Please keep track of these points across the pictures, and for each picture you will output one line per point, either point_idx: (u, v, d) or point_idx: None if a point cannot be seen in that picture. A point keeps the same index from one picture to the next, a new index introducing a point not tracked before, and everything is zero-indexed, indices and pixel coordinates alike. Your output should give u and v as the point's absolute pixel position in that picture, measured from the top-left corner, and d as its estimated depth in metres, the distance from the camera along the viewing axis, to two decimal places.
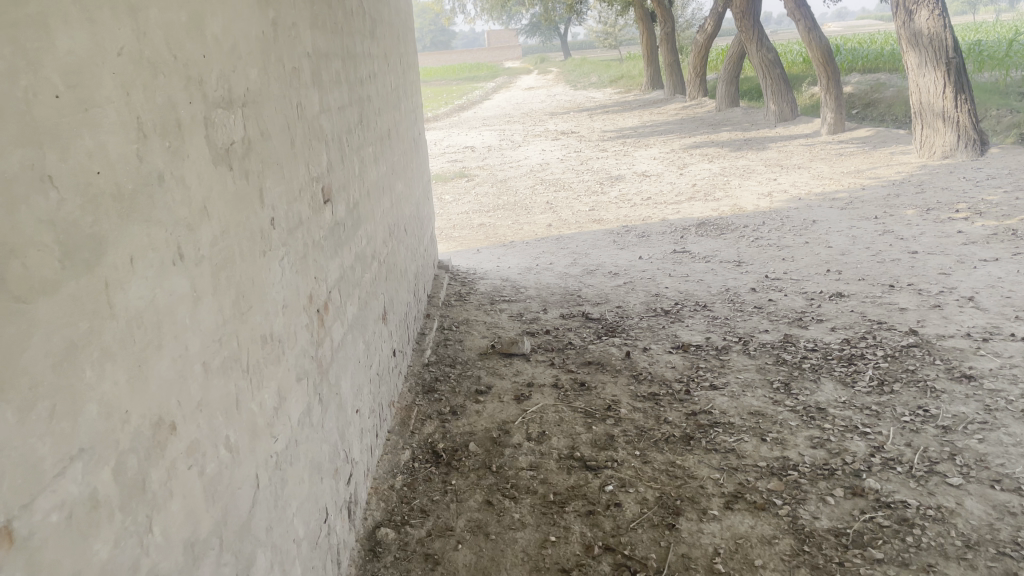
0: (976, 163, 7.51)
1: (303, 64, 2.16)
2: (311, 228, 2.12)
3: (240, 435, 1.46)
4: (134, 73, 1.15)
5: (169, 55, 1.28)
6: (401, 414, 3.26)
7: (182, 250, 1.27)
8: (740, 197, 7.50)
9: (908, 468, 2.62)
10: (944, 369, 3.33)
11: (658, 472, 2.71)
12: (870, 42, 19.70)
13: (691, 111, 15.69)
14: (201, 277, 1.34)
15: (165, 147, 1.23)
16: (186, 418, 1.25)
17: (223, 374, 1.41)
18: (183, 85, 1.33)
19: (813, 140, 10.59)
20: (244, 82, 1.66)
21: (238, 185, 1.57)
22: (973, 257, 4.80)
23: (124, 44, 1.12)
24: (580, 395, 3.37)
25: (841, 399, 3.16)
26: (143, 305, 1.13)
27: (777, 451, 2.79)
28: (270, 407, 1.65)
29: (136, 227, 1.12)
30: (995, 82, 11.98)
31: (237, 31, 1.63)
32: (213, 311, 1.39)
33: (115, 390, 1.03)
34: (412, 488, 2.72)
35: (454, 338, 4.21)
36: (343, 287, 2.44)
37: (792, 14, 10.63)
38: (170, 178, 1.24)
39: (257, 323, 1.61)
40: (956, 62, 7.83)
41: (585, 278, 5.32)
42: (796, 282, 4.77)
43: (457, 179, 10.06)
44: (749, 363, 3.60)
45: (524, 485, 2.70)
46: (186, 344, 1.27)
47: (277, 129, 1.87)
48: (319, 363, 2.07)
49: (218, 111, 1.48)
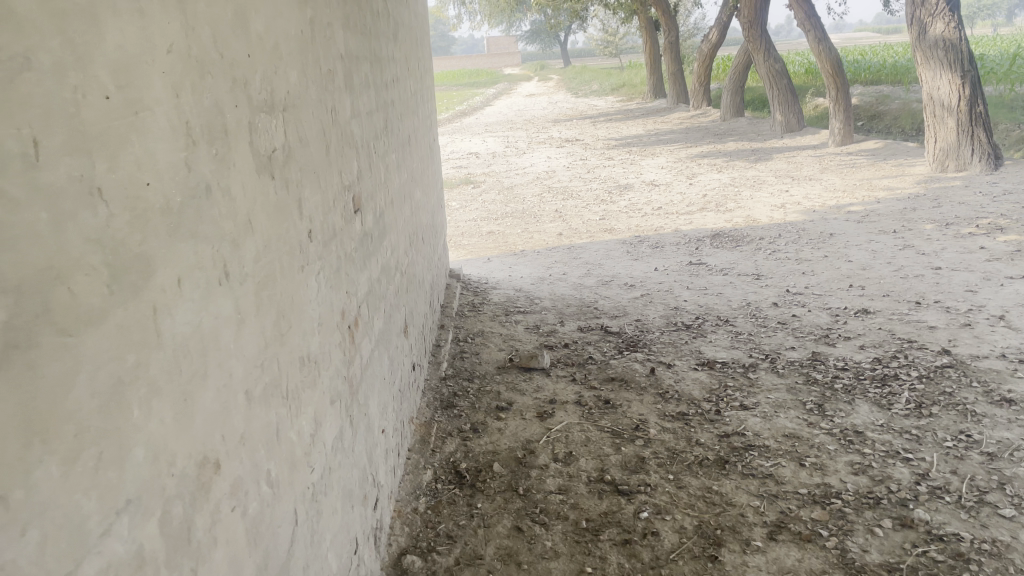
0: (990, 177, 7.43)
1: (336, 66, 2.04)
2: (343, 239, 2.00)
3: (280, 468, 1.34)
4: (183, 73, 1.03)
5: (216, 54, 1.16)
6: (421, 430, 3.14)
7: (227, 268, 1.15)
8: (752, 209, 7.40)
9: (957, 498, 2.51)
10: (983, 392, 3.22)
11: (694, 498, 2.59)
12: (872, 54, 19.68)
13: (694, 120, 15.63)
14: (244, 297, 1.22)
15: (212, 155, 1.11)
16: (229, 453, 1.13)
17: (265, 403, 1.29)
18: (230, 87, 1.22)
19: (821, 151, 10.50)
20: (285, 84, 1.54)
21: (279, 196, 1.45)
22: (999, 274, 4.71)
23: (173, 40, 1.01)
24: (606, 414, 3.25)
25: (878, 422, 3.04)
26: (190, 331, 1.01)
27: (817, 477, 2.67)
28: (307, 435, 1.52)
29: (184, 243, 1.01)
30: (1001, 96, 11.94)
31: (279, 29, 1.52)
32: (257, 333, 1.27)
33: (162, 429, 0.91)
34: (436, 512, 2.59)
35: (470, 351, 4.08)
36: (370, 300, 2.33)
37: (802, 24, 10.56)
38: (216, 188, 1.12)
39: (296, 344, 1.49)
40: (972, 75, 7.75)
41: (601, 289, 5.21)
42: (818, 297, 4.66)
43: (462, 186, 9.95)
44: (779, 382, 3.49)
45: (554, 510, 2.57)
46: (230, 371, 1.15)
47: (314, 135, 1.75)
48: (350, 383, 1.95)
49: (261, 115, 1.37)
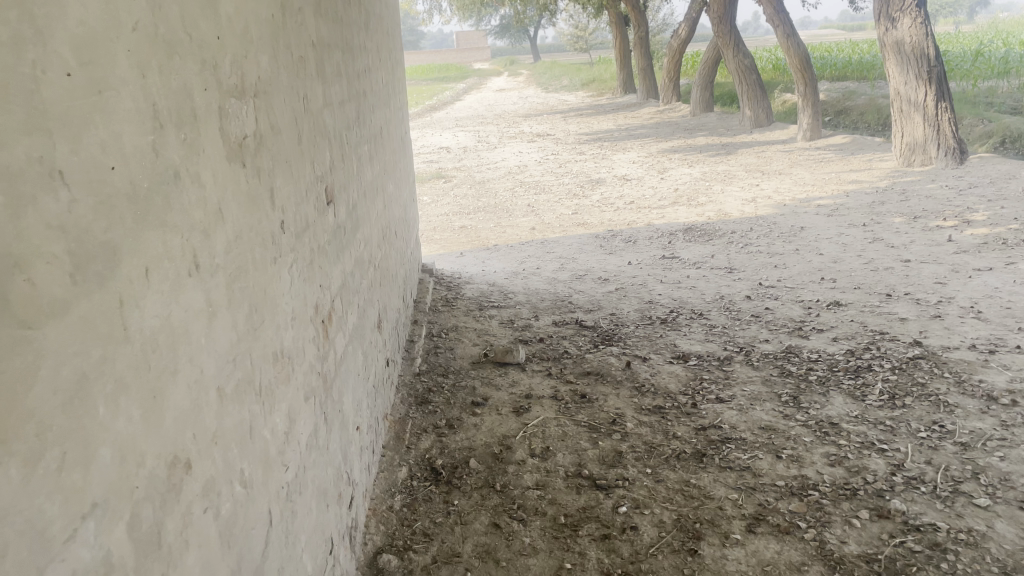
0: (956, 171, 7.52)
1: (308, 54, 1.99)
2: (316, 231, 1.94)
3: (253, 467, 1.29)
4: (149, 52, 0.98)
5: (183, 34, 1.11)
6: (396, 427, 3.09)
7: (197, 259, 1.10)
8: (724, 203, 7.42)
9: (932, 488, 2.52)
10: (955, 383, 3.25)
11: (672, 492, 2.57)
12: (838, 51, 19.87)
13: (664, 115, 15.69)
14: (215, 289, 1.17)
15: (181, 140, 1.06)
16: (201, 453, 1.08)
17: (238, 400, 1.24)
18: (198, 70, 1.17)
19: (790, 146, 10.58)
20: (256, 69, 1.49)
21: (251, 184, 1.40)
22: (967, 266, 4.76)
23: (138, 17, 0.96)
24: (582, 408, 3.23)
25: (852, 414, 3.05)
26: (158, 323, 0.96)
27: (794, 469, 2.67)
28: (281, 433, 1.47)
29: (152, 232, 0.96)
30: (964, 92, 12.12)
31: (249, 12, 1.46)
32: (229, 326, 1.22)
33: (130, 427, 0.87)
34: (412, 510, 2.55)
35: (444, 346, 4.04)
36: (344, 294, 2.28)
37: (770, 19, 10.61)
38: (185, 175, 1.07)
39: (269, 338, 1.45)
40: (938, 71, 7.84)
41: (575, 283, 5.19)
42: (791, 290, 4.68)
43: (434, 180, 9.87)
44: (754, 374, 3.49)
45: (531, 507, 2.54)
46: (202, 366, 1.10)
47: (286, 123, 1.70)
48: (325, 379, 1.90)
49: (231, 100, 1.32)
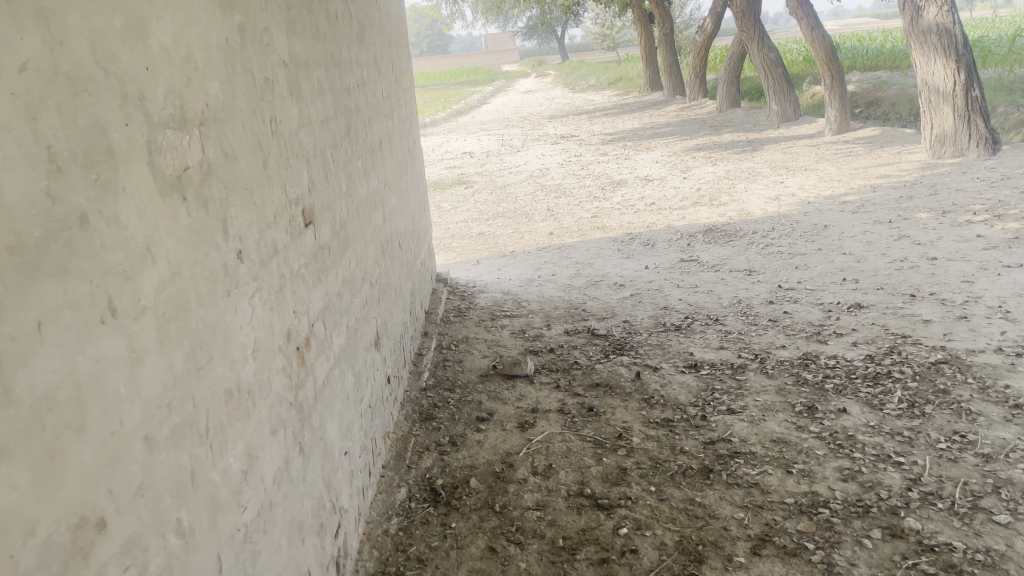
0: (988, 162, 7.29)
1: (277, 75, 1.94)
2: (288, 257, 1.89)
3: (195, 516, 1.23)
4: (45, 92, 0.93)
5: (97, 69, 1.05)
6: (398, 445, 3.04)
7: (114, 304, 1.04)
8: (746, 202, 7.27)
9: (950, 504, 2.40)
10: (979, 389, 3.11)
11: (676, 511, 2.48)
12: (870, 40, 19.49)
13: (690, 112, 15.51)
14: (142, 332, 1.11)
15: (90, 181, 1.01)
16: (120, 510, 1.02)
17: (174, 446, 1.19)
18: (118, 104, 1.11)
19: (818, 140, 10.36)
20: (203, 97, 1.44)
21: (194, 219, 1.34)
22: (997, 263, 4.58)
23: (28, 56, 0.90)
24: (588, 422, 3.14)
25: (869, 424, 2.93)
26: (55, 380, 0.91)
27: (805, 485, 2.56)
28: (236, 473, 1.42)
29: (46, 283, 0.90)
30: (999, 78, 11.78)
31: (193, 38, 1.41)
32: (160, 370, 1.16)
33: (14, 497, 0.82)
34: (408, 534, 2.49)
35: (453, 359, 3.98)
36: (327, 317, 2.22)
37: (794, 12, 10.40)
38: (97, 217, 1.02)
39: (219, 375, 1.39)
40: (967, 59, 7.61)
41: (590, 290, 5.10)
42: (811, 292, 4.55)
43: (455, 186, 9.84)
44: (768, 383, 3.37)
45: (530, 529, 2.47)
46: (122, 418, 1.04)
47: (245, 148, 1.64)
48: (299, 409, 1.85)
49: (166, 132, 1.26)
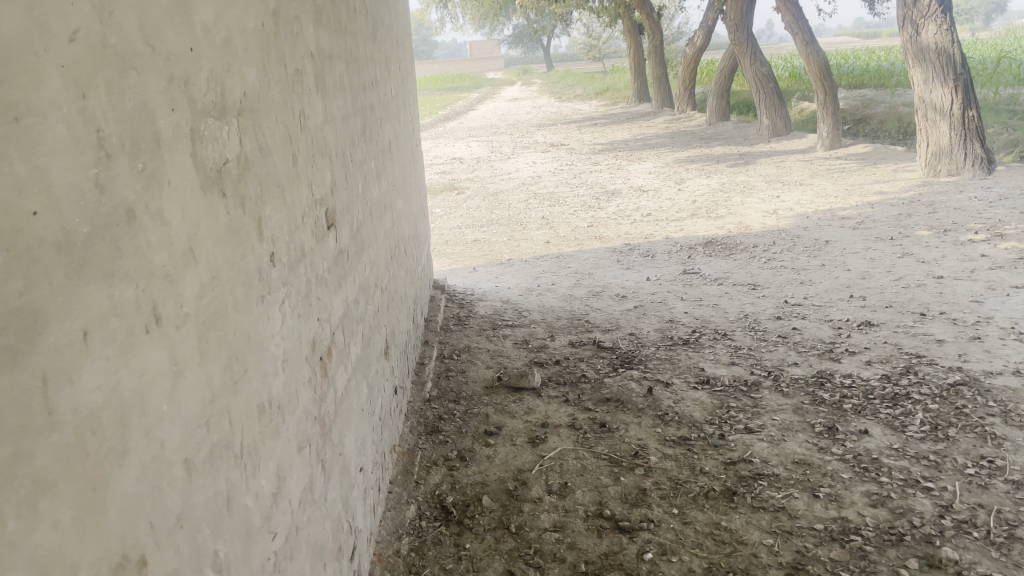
0: (984, 182, 7.29)
1: (305, 66, 1.82)
2: (314, 261, 1.77)
3: (231, 547, 1.11)
4: (94, 68, 0.81)
5: (144, 45, 0.93)
6: (405, 459, 2.91)
7: (158, 311, 0.92)
8: (744, 215, 7.21)
9: (986, 534, 2.32)
10: (1001, 413, 3.03)
11: (702, 536, 2.38)
12: (855, 57, 19.62)
13: (679, 124, 15.50)
14: (183, 342, 0.99)
15: (137, 171, 0.89)
16: (161, 545, 0.90)
17: (211, 469, 1.07)
18: (163, 86, 0.99)
19: (809, 156, 10.35)
20: (241, 85, 1.32)
21: (232, 217, 1.23)
22: (1004, 283, 4.54)
23: (79, 24, 0.78)
24: (602, 439, 3.04)
25: (893, 447, 2.85)
26: (100, 399, 0.79)
27: (833, 510, 2.47)
28: (267, 496, 1.30)
29: (92, 286, 0.78)
30: (986, 99, 11.87)
31: (233, 20, 1.29)
32: (200, 384, 1.04)
33: (56, 536, 0.70)
34: (421, 555, 2.37)
35: (455, 369, 3.86)
36: (346, 325, 2.10)
37: (788, 27, 10.39)
38: (142, 211, 0.90)
39: (252, 391, 1.27)
40: (964, 79, 7.61)
41: (592, 300, 5.01)
42: (819, 309, 4.48)
43: (446, 192, 9.73)
44: (784, 402, 3.28)
45: (549, 552, 2.36)
46: (163, 439, 0.92)
47: (277, 142, 1.52)
48: (321, 423, 1.73)
49: (209, 120, 1.15)
